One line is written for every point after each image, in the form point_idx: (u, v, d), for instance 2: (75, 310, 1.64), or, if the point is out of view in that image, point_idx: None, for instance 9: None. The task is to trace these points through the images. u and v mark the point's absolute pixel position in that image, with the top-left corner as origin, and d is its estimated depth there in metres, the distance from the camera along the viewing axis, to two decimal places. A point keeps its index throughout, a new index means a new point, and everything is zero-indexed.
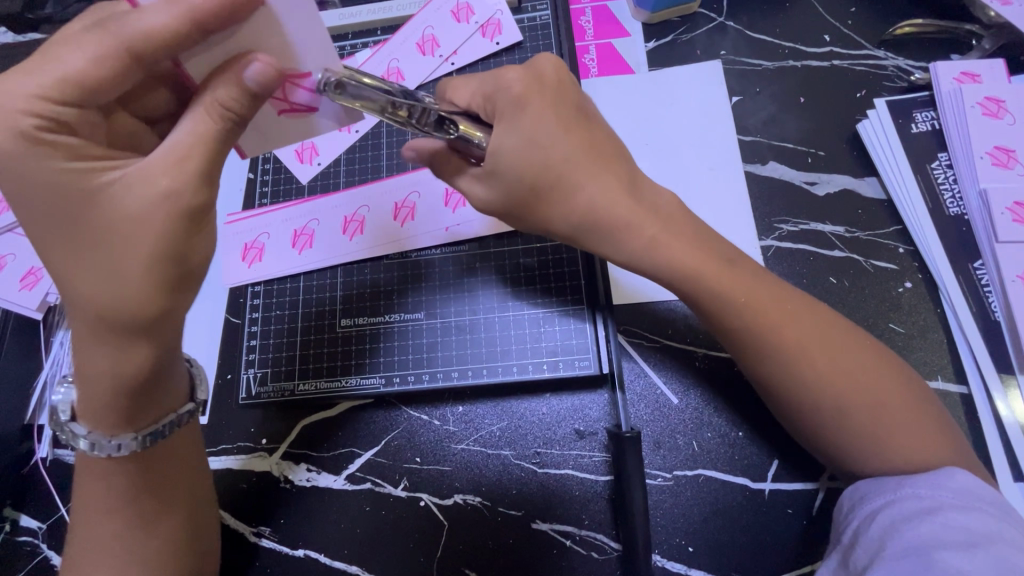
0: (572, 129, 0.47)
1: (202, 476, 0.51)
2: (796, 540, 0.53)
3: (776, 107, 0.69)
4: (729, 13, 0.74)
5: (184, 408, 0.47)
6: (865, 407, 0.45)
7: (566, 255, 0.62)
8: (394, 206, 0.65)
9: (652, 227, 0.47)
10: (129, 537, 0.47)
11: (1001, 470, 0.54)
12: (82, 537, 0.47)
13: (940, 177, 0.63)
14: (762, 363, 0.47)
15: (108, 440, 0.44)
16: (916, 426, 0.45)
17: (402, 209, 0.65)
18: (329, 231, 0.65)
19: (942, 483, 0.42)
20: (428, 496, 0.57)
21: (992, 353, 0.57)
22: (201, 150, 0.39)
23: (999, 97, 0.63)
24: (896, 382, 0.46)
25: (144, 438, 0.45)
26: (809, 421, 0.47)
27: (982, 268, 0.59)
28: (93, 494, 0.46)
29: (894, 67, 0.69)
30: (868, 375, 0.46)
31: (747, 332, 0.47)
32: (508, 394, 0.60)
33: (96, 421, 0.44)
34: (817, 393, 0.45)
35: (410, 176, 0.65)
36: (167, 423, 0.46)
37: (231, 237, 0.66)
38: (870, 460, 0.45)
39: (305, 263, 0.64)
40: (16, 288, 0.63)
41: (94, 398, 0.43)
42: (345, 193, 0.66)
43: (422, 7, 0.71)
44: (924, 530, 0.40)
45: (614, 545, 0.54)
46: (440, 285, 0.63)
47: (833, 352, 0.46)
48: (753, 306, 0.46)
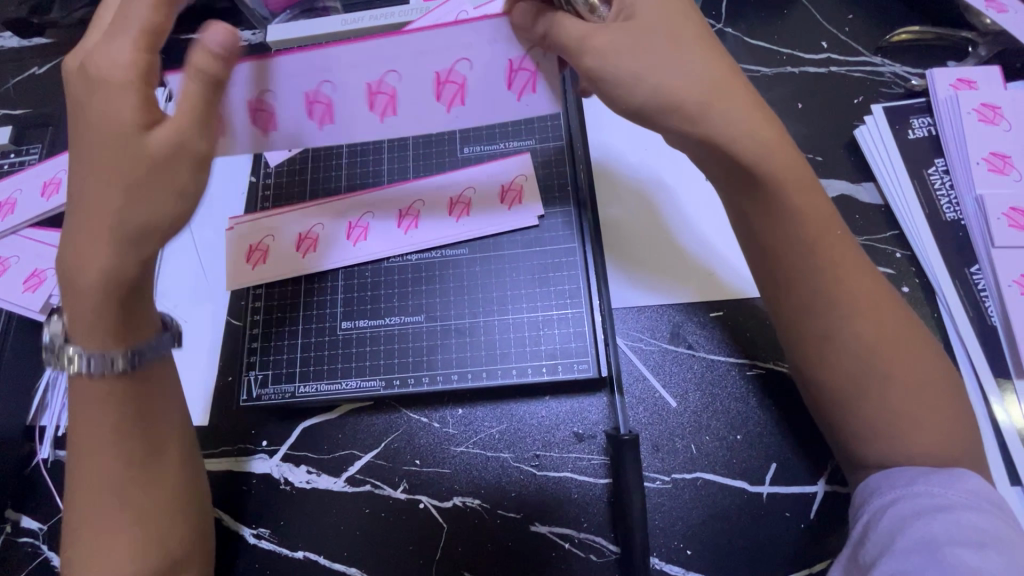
0: (678, 18, 0.46)
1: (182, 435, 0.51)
2: (794, 545, 0.53)
3: (774, 113, 0.69)
4: (727, 20, 0.74)
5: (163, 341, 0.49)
6: (897, 394, 0.45)
7: (564, 258, 0.63)
8: (367, 90, 0.49)
9: (763, 127, 0.44)
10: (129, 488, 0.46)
11: (998, 475, 0.54)
12: (78, 496, 0.46)
13: (937, 183, 0.63)
14: (807, 319, 0.47)
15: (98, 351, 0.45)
16: (938, 422, 0.45)
17: (388, 97, 0.49)
18: (288, 101, 0.49)
19: (955, 484, 0.42)
20: (428, 499, 0.58)
21: (989, 358, 0.57)
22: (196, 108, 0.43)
23: (996, 104, 0.64)
24: (930, 377, 0.46)
25: (124, 358, 0.46)
26: (835, 401, 0.47)
27: (979, 273, 0.60)
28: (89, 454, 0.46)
29: (891, 73, 0.70)
30: (909, 348, 0.46)
31: (801, 276, 0.47)
32: (507, 397, 0.60)
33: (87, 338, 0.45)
34: (847, 370, 0.46)
35: (394, 48, 0.47)
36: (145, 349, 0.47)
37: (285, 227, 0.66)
38: (888, 446, 0.45)
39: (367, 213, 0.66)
40: (21, 290, 0.63)
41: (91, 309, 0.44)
42: (296, 59, 0.47)
43: (424, 17, 0.71)
44: (936, 526, 0.40)
45: (613, 548, 0.54)
46: (441, 289, 0.64)
47: (887, 317, 0.46)
48: (824, 249, 0.46)
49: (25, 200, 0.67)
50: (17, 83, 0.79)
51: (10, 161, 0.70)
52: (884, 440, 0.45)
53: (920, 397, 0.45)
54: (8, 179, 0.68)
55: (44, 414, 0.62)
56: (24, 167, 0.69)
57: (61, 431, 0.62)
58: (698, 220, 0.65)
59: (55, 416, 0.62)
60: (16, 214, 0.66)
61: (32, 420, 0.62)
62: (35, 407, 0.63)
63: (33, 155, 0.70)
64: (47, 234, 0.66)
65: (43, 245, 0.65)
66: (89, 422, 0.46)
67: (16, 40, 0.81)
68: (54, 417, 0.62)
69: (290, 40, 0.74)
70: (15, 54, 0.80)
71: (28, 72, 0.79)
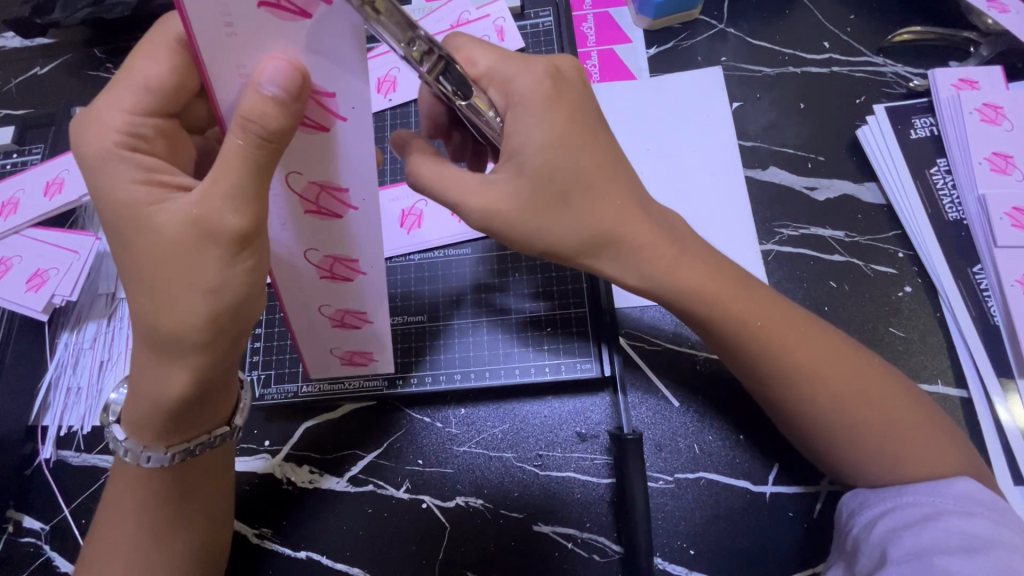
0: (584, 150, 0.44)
1: (221, 489, 0.51)
2: (797, 544, 0.53)
3: (777, 113, 0.69)
4: (729, 20, 0.74)
5: (218, 431, 0.47)
6: (867, 422, 0.46)
7: (572, 286, 0.62)
8: (401, 214, 0.67)
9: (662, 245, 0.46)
10: (152, 543, 0.47)
11: (1001, 474, 0.54)
12: (99, 546, 0.47)
13: (939, 183, 0.63)
14: (761, 373, 0.48)
15: (142, 450, 0.45)
16: (922, 437, 0.45)
17: (320, 194, 0.43)
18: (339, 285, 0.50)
19: (943, 490, 0.43)
20: (430, 499, 0.57)
21: (991, 356, 0.57)
22: (233, 170, 0.37)
23: (998, 104, 0.64)
24: (902, 396, 0.47)
25: (175, 455, 0.45)
26: (810, 431, 0.47)
27: (981, 273, 0.60)
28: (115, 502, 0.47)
29: (892, 73, 0.70)
30: (873, 384, 0.46)
31: (744, 345, 0.47)
32: (509, 397, 0.60)
33: (137, 434, 0.44)
34: (817, 404, 0.46)
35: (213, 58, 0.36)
36: (199, 444, 0.46)
37: (318, 361, 0.59)
38: (874, 472, 0.46)
39: (382, 332, 0.56)
40: (22, 289, 0.63)
41: (141, 415, 0.43)
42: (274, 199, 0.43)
43: (424, 16, 0.73)
44: (925, 535, 0.41)
45: (615, 548, 0.54)
46: (443, 289, 0.64)
47: (847, 367, 0.47)
48: (770, 332, 0.47)
49: (27, 200, 0.67)
50: (20, 83, 0.79)
51: (14, 161, 0.71)
52: (870, 467, 0.46)
53: (897, 416, 0.46)
54: (10, 179, 0.68)
55: (46, 414, 0.62)
56: (27, 167, 0.70)
57: (64, 431, 0.62)
58: (702, 217, 0.65)
59: (57, 416, 0.62)
60: (18, 215, 0.66)
61: (34, 420, 0.62)
62: (38, 407, 0.62)
63: (36, 155, 0.71)
64: (50, 233, 0.66)
65: (46, 245, 0.65)
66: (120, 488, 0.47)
67: (19, 40, 0.81)
68: (56, 417, 0.62)
69: None
70: (18, 54, 0.81)
71: (31, 72, 0.79)
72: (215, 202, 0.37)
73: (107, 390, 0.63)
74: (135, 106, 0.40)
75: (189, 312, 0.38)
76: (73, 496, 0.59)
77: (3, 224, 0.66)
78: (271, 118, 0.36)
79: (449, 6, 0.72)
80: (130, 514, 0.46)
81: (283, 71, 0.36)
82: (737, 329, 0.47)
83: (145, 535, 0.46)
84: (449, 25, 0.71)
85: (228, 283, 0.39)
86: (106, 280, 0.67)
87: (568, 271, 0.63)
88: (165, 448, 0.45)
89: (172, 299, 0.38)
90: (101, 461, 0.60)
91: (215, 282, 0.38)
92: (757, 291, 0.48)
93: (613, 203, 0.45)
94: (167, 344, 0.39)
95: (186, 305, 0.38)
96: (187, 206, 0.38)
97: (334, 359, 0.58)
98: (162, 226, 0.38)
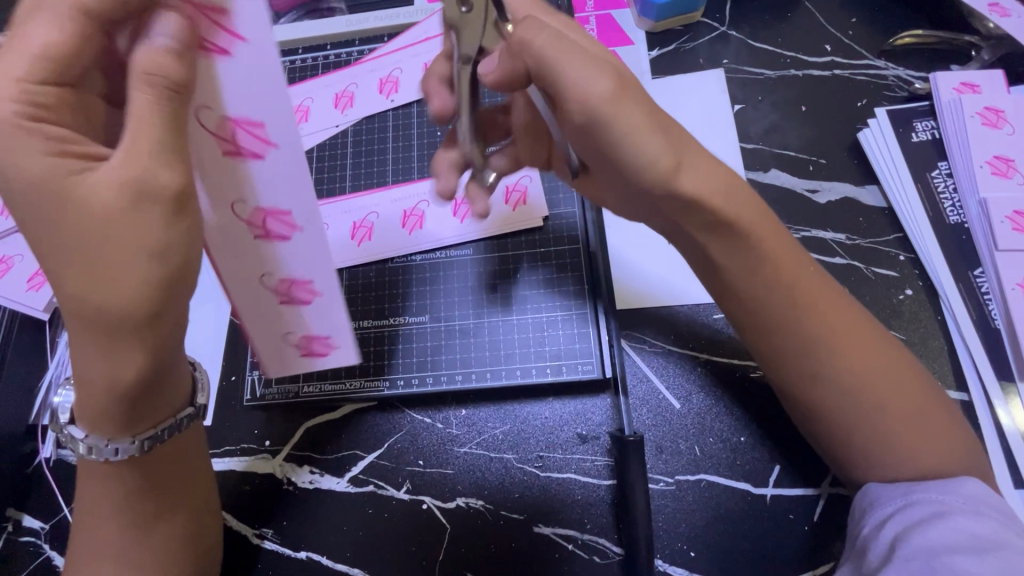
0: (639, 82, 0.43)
1: (203, 480, 0.52)
2: (798, 546, 0.53)
3: (778, 116, 0.69)
4: (731, 22, 0.75)
5: (184, 412, 0.47)
6: (885, 416, 0.46)
7: (570, 260, 0.64)
8: (403, 214, 0.67)
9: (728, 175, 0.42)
10: (132, 540, 0.47)
11: (1002, 478, 0.54)
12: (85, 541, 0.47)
13: (940, 186, 0.64)
14: (788, 351, 0.48)
15: (107, 443, 0.43)
16: (932, 435, 0.46)
17: (233, 132, 0.38)
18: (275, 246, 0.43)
19: (954, 489, 0.43)
20: (431, 499, 0.57)
21: (993, 361, 0.57)
22: (152, 125, 0.35)
23: (998, 107, 0.64)
24: (922, 390, 0.47)
25: (144, 443, 0.44)
26: (813, 412, 0.49)
27: (982, 276, 0.60)
28: (99, 502, 0.46)
29: (894, 76, 0.70)
30: (897, 375, 0.47)
31: (779, 319, 0.47)
32: (511, 398, 0.60)
33: (94, 428, 0.43)
34: (835, 389, 0.47)
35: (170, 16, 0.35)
36: (166, 428, 0.45)
37: (274, 356, 0.52)
38: (883, 467, 0.46)
39: (335, 319, 0.49)
40: (23, 288, 0.64)
41: (95, 408, 0.41)
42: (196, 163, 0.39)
43: (427, 17, 0.74)
44: (936, 533, 0.41)
45: (616, 549, 0.54)
46: (444, 290, 0.64)
47: (871, 353, 0.47)
48: (793, 316, 0.47)
49: None
50: None
51: None
52: (874, 461, 0.46)
53: (909, 411, 0.46)
54: None
55: (46, 413, 0.62)
56: None
57: None
58: None
59: None
60: None
61: (34, 419, 0.62)
62: (38, 406, 0.62)
63: None
64: None
65: None
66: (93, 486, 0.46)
67: None
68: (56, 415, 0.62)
69: (294, 41, 0.76)
70: None
71: None
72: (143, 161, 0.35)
73: None
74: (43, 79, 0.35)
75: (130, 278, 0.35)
76: (72, 495, 0.59)
77: (4, 223, 0.66)
78: (173, 69, 0.35)
79: None
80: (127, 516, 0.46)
81: (178, 22, 0.35)
82: (768, 312, 0.47)
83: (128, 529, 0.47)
84: None
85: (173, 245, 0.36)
86: None
87: (565, 245, 0.64)
88: (132, 437, 0.44)
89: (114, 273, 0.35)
90: None
91: (160, 244, 0.36)
92: (794, 267, 0.48)
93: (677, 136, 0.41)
94: (115, 325, 0.36)
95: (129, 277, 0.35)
96: (117, 170, 0.35)
97: (292, 352, 0.51)
98: (94, 196, 0.35)
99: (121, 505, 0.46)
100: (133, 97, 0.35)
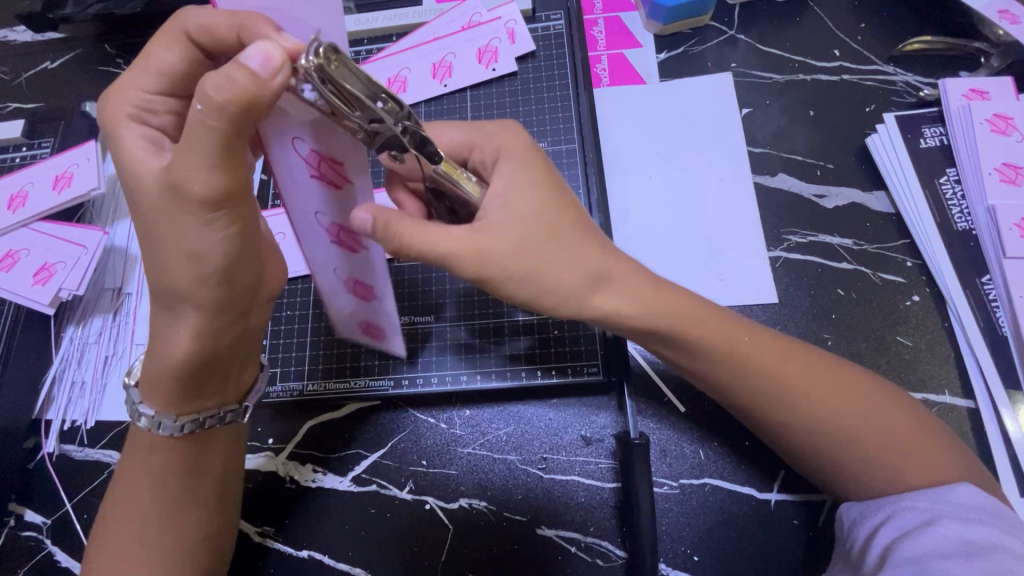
0: (564, 231, 0.44)
1: (231, 477, 0.51)
2: (802, 551, 0.53)
3: (786, 120, 0.69)
4: (740, 26, 0.75)
5: (229, 407, 0.48)
6: (880, 434, 0.46)
7: None
8: None
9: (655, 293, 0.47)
10: (164, 519, 0.47)
11: (1008, 485, 0.54)
12: (116, 518, 0.47)
13: (948, 193, 0.63)
14: (781, 350, 0.48)
15: (172, 420, 0.46)
16: (932, 451, 0.45)
17: (322, 162, 0.38)
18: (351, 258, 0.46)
19: (942, 497, 0.43)
20: (434, 500, 0.57)
21: (999, 366, 0.57)
22: (194, 138, 0.34)
23: (1008, 114, 0.64)
24: (913, 415, 0.47)
25: (185, 425, 0.46)
26: (808, 434, 0.47)
27: (990, 283, 0.60)
28: (136, 475, 0.47)
29: (903, 82, 0.70)
30: (883, 403, 0.47)
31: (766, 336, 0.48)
32: (516, 400, 0.60)
33: (149, 397, 0.46)
34: (830, 400, 0.46)
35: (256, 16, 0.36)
36: (208, 416, 0.47)
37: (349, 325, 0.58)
38: (882, 481, 0.45)
39: (388, 317, 0.51)
40: (29, 282, 0.62)
41: (153, 376, 0.45)
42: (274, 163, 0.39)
43: (436, 17, 0.74)
44: (924, 542, 0.41)
45: (619, 553, 0.54)
46: (449, 296, 0.64)
47: (841, 389, 0.47)
48: (761, 357, 0.47)
49: (35, 194, 0.67)
50: (31, 78, 0.79)
51: (23, 154, 0.71)
52: (872, 478, 0.46)
53: (907, 427, 0.46)
54: (19, 174, 0.68)
55: (50, 408, 0.62)
56: (35, 161, 0.70)
57: (67, 426, 0.62)
58: (709, 223, 0.65)
59: (61, 410, 0.62)
60: (26, 209, 0.66)
61: (38, 414, 0.62)
62: (42, 400, 0.62)
63: (45, 148, 0.71)
64: (56, 227, 0.66)
65: (51, 238, 0.65)
66: (136, 460, 0.47)
67: (30, 34, 0.81)
68: (59, 411, 0.62)
69: None
70: (29, 49, 0.81)
71: (41, 67, 0.80)
72: (185, 166, 0.35)
73: (112, 382, 0.63)
74: (154, 92, 0.43)
75: (188, 273, 0.39)
76: (75, 490, 0.59)
77: (11, 217, 0.66)
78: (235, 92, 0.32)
79: (461, 6, 0.73)
80: (156, 494, 0.47)
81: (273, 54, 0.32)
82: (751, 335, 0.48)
83: (160, 508, 0.47)
84: (461, 27, 0.73)
85: (204, 249, 0.38)
86: (113, 274, 0.68)
87: None
88: (176, 416, 0.46)
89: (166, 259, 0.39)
90: (104, 456, 0.60)
91: (195, 246, 0.38)
92: (735, 317, 0.49)
93: (589, 250, 0.45)
94: (171, 298, 0.41)
95: (184, 269, 0.39)
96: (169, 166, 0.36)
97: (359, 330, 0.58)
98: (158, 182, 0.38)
99: (158, 484, 0.47)
100: (190, 112, 0.34)
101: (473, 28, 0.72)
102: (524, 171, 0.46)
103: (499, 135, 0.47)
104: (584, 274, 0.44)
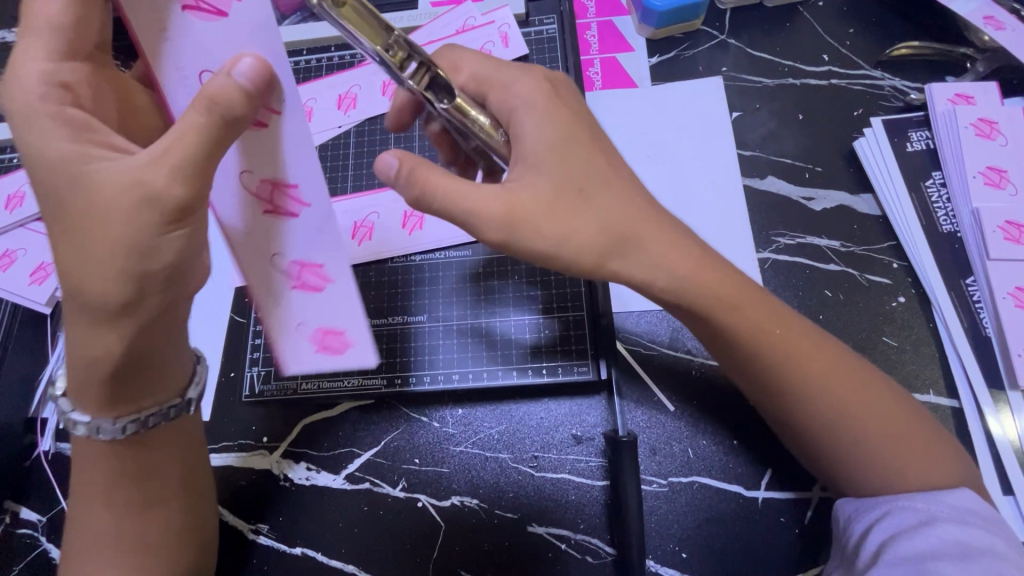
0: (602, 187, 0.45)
1: (196, 472, 0.51)
2: (789, 550, 0.54)
3: (775, 123, 0.70)
4: (731, 31, 0.76)
5: (172, 403, 0.47)
6: (873, 439, 0.47)
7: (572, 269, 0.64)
8: (403, 214, 0.68)
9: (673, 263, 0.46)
10: (128, 520, 0.48)
11: (991, 484, 0.54)
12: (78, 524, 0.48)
13: (934, 196, 0.64)
14: (777, 350, 0.47)
15: (112, 423, 0.44)
16: (925, 453, 0.46)
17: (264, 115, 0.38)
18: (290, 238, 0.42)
19: (940, 499, 0.44)
20: (426, 497, 0.58)
21: (983, 367, 0.58)
22: (187, 146, 0.36)
23: (993, 119, 0.65)
24: (911, 417, 0.47)
25: (126, 426, 0.45)
26: (804, 428, 0.48)
27: (974, 285, 0.61)
28: (92, 481, 0.47)
29: (890, 87, 0.71)
30: (887, 405, 0.47)
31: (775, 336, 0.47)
32: (505, 399, 0.61)
33: (80, 403, 0.45)
34: (828, 402, 0.47)
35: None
36: (150, 415, 0.46)
37: None
38: (871, 480, 0.47)
39: (335, 302, 0.47)
40: (26, 281, 0.64)
41: (82, 381, 0.43)
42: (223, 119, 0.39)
43: (431, 20, 0.75)
44: (922, 542, 0.42)
45: (608, 550, 0.55)
46: (443, 292, 0.65)
47: (847, 390, 0.47)
48: (775, 354, 0.47)
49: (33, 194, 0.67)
50: None
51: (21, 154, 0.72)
52: (859, 475, 0.47)
53: (902, 429, 0.47)
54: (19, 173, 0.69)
55: (46, 406, 0.62)
56: None
57: (62, 424, 0.62)
58: (697, 226, 0.66)
59: (56, 409, 0.62)
60: (24, 208, 0.67)
61: (34, 413, 0.62)
62: (38, 398, 0.63)
63: None
64: None
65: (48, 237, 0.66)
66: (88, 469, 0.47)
67: None
68: (55, 409, 0.62)
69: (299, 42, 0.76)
70: None
71: None
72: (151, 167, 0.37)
73: None
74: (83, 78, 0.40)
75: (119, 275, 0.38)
76: (70, 488, 0.60)
77: (7, 217, 0.66)
78: (233, 102, 0.35)
79: (455, 10, 0.74)
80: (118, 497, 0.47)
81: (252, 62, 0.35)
82: (758, 329, 0.47)
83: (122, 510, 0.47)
84: (455, 30, 0.73)
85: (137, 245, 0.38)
86: None
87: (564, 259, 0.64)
88: (115, 418, 0.45)
89: (94, 265, 0.38)
90: None
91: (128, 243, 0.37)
92: (754, 297, 0.49)
93: (618, 211, 0.45)
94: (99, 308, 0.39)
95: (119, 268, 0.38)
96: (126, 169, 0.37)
97: None
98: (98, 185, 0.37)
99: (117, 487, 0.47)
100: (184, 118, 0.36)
101: (466, 33, 0.73)
102: (548, 131, 0.47)
103: (515, 84, 0.49)
104: (605, 238, 0.44)
